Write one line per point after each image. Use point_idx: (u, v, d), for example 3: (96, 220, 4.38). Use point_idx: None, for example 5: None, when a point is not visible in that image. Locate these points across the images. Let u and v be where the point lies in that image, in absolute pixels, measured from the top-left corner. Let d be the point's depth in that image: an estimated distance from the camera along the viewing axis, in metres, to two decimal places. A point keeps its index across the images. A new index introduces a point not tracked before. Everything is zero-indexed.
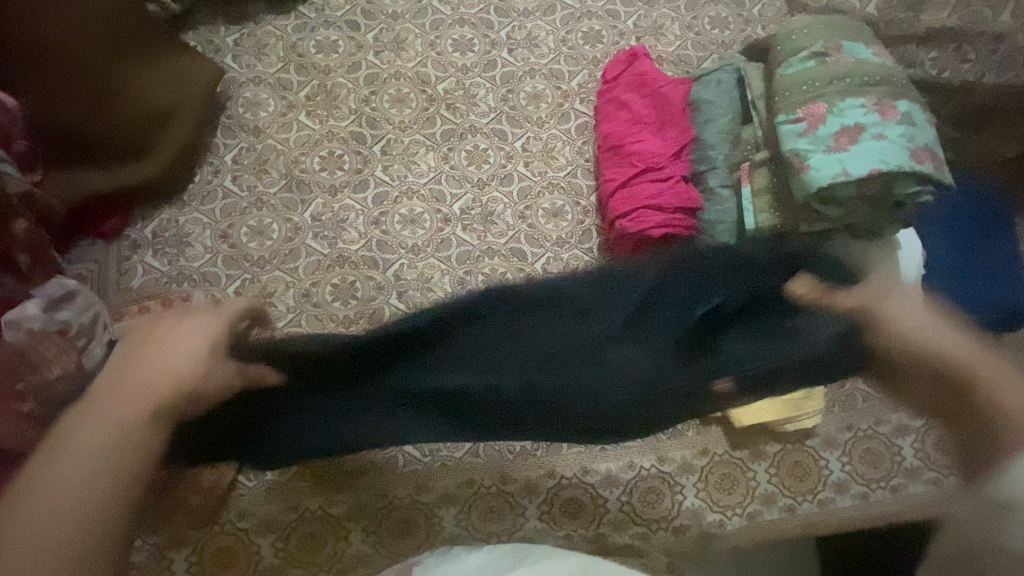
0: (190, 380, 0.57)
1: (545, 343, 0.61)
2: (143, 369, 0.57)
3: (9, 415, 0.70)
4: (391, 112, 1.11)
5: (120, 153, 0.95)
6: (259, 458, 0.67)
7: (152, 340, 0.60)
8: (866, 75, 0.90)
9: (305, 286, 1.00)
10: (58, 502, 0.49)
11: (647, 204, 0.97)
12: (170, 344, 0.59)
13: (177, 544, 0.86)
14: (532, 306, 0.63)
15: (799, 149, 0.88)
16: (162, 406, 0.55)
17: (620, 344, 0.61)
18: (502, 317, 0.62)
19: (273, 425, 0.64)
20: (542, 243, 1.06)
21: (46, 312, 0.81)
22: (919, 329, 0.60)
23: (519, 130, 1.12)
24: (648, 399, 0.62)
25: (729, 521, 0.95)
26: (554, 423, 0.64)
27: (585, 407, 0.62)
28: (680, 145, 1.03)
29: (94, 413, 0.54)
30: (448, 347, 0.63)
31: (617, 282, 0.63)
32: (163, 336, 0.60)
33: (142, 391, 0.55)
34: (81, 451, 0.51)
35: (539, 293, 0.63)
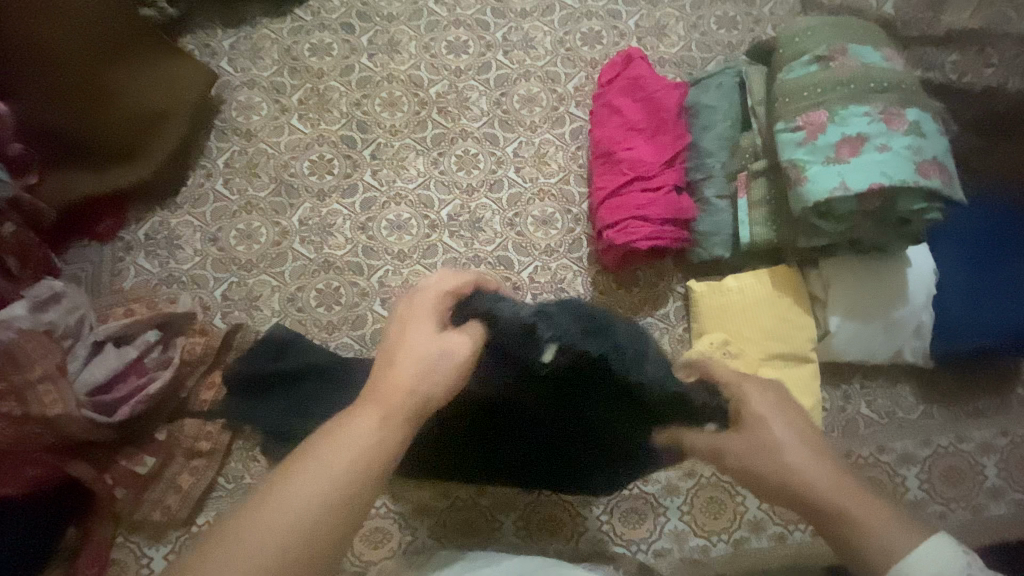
0: (429, 379, 0.57)
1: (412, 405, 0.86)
2: (393, 365, 0.57)
3: None
4: (383, 115, 1.10)
5: (111, 156, 0.98)
6: (265, 424, 0.88)
7: (392, 340, 0.59)
8: (872, 81, 0.84)
9: (292, 289, 1.00)
10: (292, 502, 0.48)
11: (634, 215, 0.93)
12: (429, 348, 0.58)
13: (155, 544, 0.86)
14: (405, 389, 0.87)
15: (797, 159, 0.83)
16: (404, 416, 0.55)
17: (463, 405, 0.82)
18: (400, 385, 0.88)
19: (290, 398, 0.89)
20: (530, 251, 1.03)
21: (33, 313, 0.84)
22: (764, 458, 0.61)
23: (511, 134, 1.10)
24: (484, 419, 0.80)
25: (713, 548, 0.92)
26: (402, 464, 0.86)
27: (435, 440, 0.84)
28: (674, 153, 0.97)
29: (338, 430, 0.53)
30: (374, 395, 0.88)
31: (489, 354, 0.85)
32: (401, 335, 0.59)
33: (405, 398, 0.55)
34: (300, 477, 0.49)
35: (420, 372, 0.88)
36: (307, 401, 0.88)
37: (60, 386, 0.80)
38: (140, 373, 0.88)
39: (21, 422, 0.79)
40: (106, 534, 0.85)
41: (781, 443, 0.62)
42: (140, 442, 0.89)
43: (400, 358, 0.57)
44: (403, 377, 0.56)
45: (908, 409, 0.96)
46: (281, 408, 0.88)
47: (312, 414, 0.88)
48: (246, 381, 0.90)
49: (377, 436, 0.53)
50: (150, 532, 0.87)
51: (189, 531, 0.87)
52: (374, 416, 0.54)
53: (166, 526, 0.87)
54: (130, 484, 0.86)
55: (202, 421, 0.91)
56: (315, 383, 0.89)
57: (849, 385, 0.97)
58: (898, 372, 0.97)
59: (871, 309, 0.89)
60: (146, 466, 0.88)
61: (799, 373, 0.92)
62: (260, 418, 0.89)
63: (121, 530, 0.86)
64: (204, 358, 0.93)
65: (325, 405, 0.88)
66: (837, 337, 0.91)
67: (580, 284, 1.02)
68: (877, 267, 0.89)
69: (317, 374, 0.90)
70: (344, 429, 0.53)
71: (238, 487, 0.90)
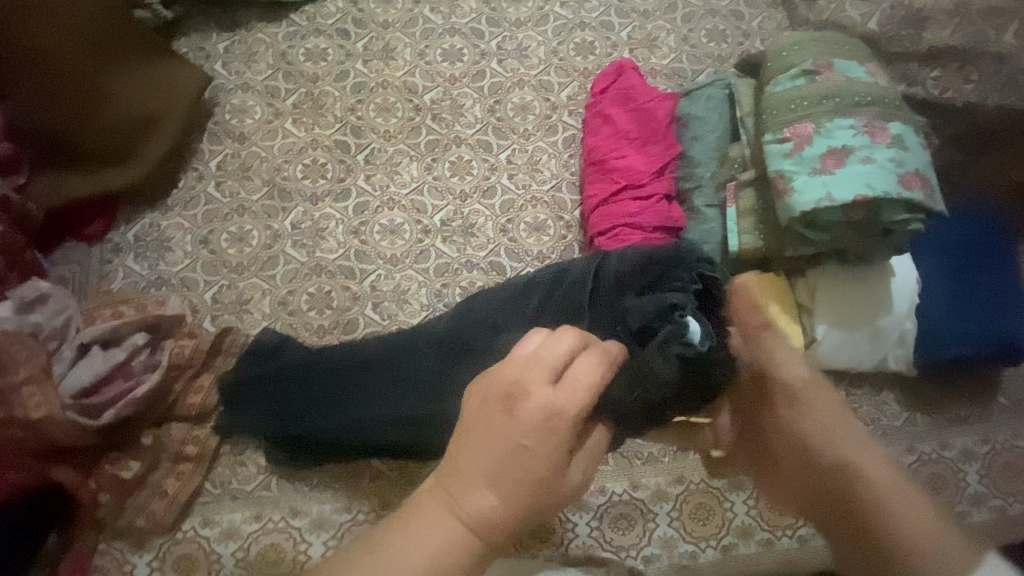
0: (545, 448, 0.59)
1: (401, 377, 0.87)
2: (500, 432, 0.60)
3: None
4: (377, 121, 1.11)
5: (102, 157, 0.97)
6: (262, 412, 0.87)
7: (500, 396, 0.61)
8: (857, 95, 0.87)
9: (283, 292, 1.00)
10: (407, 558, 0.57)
11: (626, 223, 0.94)
12: (539, 417, 0.60)
13: (139, 550, 0.85)
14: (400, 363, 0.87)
15: (784, 170, 0.85)
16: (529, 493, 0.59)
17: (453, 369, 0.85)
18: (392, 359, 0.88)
19: (286, 384, 0.88)
20: (522, 258, 1.04)
21: (18, 314, 0.84)
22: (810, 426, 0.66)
23: (505, 142, 1.11)
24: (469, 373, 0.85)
25: (702, 554, 0.92)
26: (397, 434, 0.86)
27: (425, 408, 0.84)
28: (665, 162, 0.99)
29: (457, 506, 0.59)
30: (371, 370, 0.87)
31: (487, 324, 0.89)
32: (514, 397, 0.60)
33: (524, 477, 0.59)
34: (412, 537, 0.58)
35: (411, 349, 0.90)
36: (303, 386, 0.87)
37: (44, 389, 0.80)
38: (127, 376, 0.86)
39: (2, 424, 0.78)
40: (88, 541, 0.83)
41: (840, 426, 0.65)
42: (126, 446, 0.88)
43: (500, 435, 0.59)
44: (508, 452, 0.59)
45: (892, 416, 0.97)
46: (277, 412, 0.87)
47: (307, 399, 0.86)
48: (234, 388, 0.89)
49: (489, 522, 0.58)
50: (133, 539, 0.85)
51: (173, 537, 0.86)
52: (495, 500, 0.59)
53: (150, 532, 0.85)
54: (115, 489, 0.85)
55: (189, 425, 0.90)
56: (305, 381, 0.88)
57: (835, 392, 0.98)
58: (882, 380, 0.99)
59: (856, 318, 0.91)
60: (132, 471, 0.87)
61: None
62: (257, 406, 0.88)
63: (104, 537, 0.85)
64: (192, 362, 0.91)
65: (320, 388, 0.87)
66: (824, 346, 0.92)
67: None
68: (862, 276, 0.91)
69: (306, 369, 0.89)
70: (460, 506, 0.59)
71: (225, 493, 0.89)
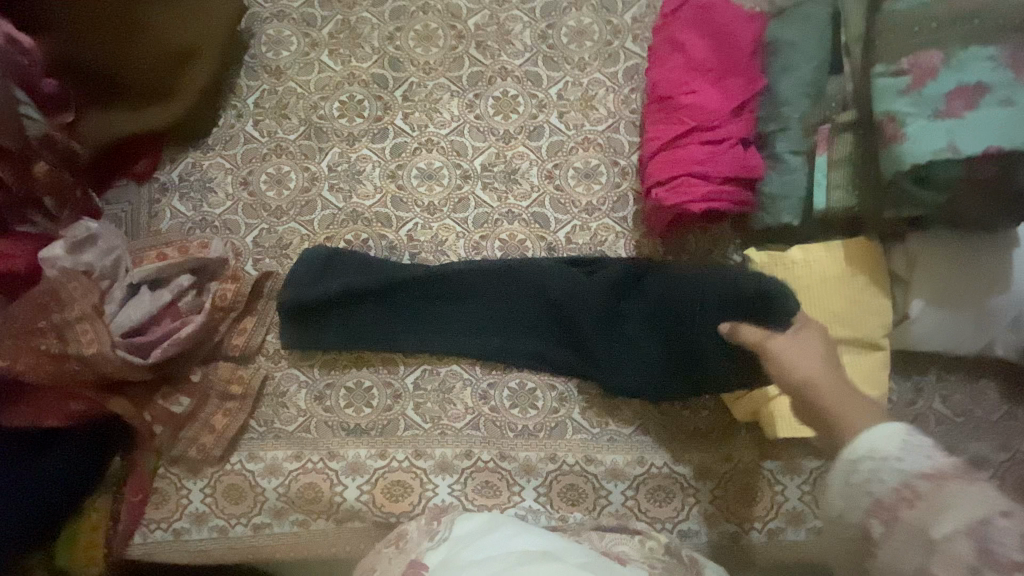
0: None
1: (554, 309, 0.92)
2: None
3: (32, 351, 0.82)
4: (417, 51, 1.02)
5: (143, 94, 0.96)
6: (522, 338, 0.92)
7: None
8: (1004, 16, 0.69)
9: (320, 238, 0.98)
10: None
11: (691, 172, 0.82)
12: None
13: (193, 478, 0.91)
14: (535, 312, 0.92)
15: (896, 110, 0.71)
16: None
17: (568, 319, 0.91)
18: (532, 311, 0.93)
19: (514, 315, 0.93)
20: (569, 209, 0.96)
21: (70, 254, 0.87)
22: (789, 358, 0.66)
23: (556, 74, 1.00)
24: (590, 347, 0.91)
25: (745, 535, 0.86)
26: (603, 369, 0.90)
27: (579, 361, 0.91)
28: (743, 100, 0.84)
29: None
30: (553, 318, 0.92)
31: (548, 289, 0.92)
32: None
33: None
34: None
35: (534, 298, 0.92)
36: (542, 321, 0.92)
37: (97, 326, 0.83)
38: (175, 316, 0.90)
39: (60, 359, 0.83)
40: (149, 465, 0.90)
41: (805, 351, 0.67)
42: (176, 382, 0.92)
43: None
44: None
45: (990, 408, 0.85)
46: (546, 327, 0.92)
47: (541, 326, 0.92)
48: (439, 299, 0.94)
49: None
50: (187, 466, 0.91)
51: (222, 468, 0.91)
52: None
53: (200, 461, 0.90)
54: (167, 422, 0.90)
55: (234, 365, 0.93)
56: (520, 297, 0.93)
57: (923, 376, 0.86)
58: (982, 367, 0.86)
59: (962, 295, 0.79)
60: (182, 406, 0.91)
61: (860, 361, 0.82)
62: (517, 337, 0.93)
63: (161, 463, 0.91)
64: (235, 304, 0.93)
65: (551, 323, 0.92)
66: (916, 325, 0.81)
67: (623, 246, 0.95)
68: (971, 242, 0.79)
69: (352, 276, 0.93)
70: None
71: (269, 431, 0.93)
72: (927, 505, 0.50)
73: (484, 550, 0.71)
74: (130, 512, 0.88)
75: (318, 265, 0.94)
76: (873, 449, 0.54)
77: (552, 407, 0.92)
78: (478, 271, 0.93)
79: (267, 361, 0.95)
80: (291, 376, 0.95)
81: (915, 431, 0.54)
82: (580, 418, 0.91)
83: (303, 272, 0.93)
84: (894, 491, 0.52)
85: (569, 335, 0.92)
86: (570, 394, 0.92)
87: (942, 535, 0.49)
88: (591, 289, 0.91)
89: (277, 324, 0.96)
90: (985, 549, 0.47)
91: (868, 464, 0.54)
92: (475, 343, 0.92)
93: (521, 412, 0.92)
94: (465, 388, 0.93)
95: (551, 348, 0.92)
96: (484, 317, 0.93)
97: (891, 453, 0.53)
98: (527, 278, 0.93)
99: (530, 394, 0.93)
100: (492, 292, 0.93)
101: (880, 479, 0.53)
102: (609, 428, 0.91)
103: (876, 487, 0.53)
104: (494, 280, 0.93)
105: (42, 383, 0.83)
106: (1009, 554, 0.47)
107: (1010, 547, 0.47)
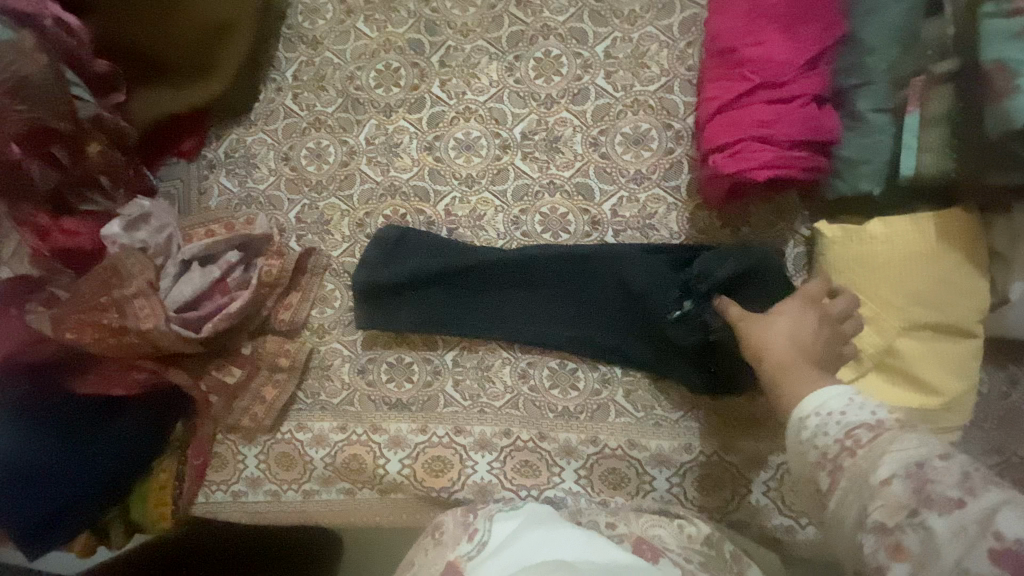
0: None
1: (609, 299, 0.87)
2: None
3: (94, 325, 0.87)
4: (453, 13, 0.96)
5: (187, 72, 0.97)
6: (580, 328, 0.88)
7: None
8: None
9: (359, 214, 0.97)
10: None
11: (755, 136, 0.73)
12: None
13: (246, 446, 0.94)
14: (593, 301, 0.88)
15: (1008, 58, 0.60)
16: None
17: (626, 308, 0.87)
18: (588, 300, 0.88)
19: (571, 304, 0.89)
20: (615, 178, 0.90)
21: (127, 231, 0.92)
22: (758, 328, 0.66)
23: (603, 29, 0.92)
24: (649, 337, 0.86)
25: (801, 530, 0.81)
26: (662, 360, 0.85)
27: (640, 351, 0.86)
28: (818, 52, 0.73)
29: None
30: (608, 308, 0.88)
31: (603, 277, 0.87)
32: None
33: None
34: None
35: (591, 286, 0.88)
36: (595, 311, 0.88)
37: (151, 301, 0.87)
38: (224, 291, 0.93)
39: (120, 333, 0.88)
40: (208, 431, 0.94)
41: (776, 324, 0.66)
42: (228, 353, 0.94)
43: None
44: None
45: None
46: (601, 318, 0.88)
47: (597, 317, 0.88)
48: (498, 285, 0.91)
49: None
50: (242, 433, 0.94)
51: (273, 437, 0.94)
52: None
53: (251, 431, 0.93)
54: (222, 391, 0.93)
55: (281, 339, 0.95)
56: (572, 284, 0.89)
57: (1020, 366, 0.78)
58: None
59: None
60: (234, 377, 0.93)
61: (949, 350, 0.72)
62: (577, 326, 0.88)
63: (220, 429, 0.95)
64: (280, 280, 0.94)
65: (607, 313, 0.88)
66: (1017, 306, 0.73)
67: (674, 220, 0.88)
68: None
69: (421, 258, 0.91)
70: None
71: (316, 403, 0.94)
72: (867, 452, 0.47)
73: (506, 557, 0.67)
74: (193, 475, 0.92)
75: (377, 254, 0.92)
76: (820, 407, 0.53)
77: (593, 389, 0.89)
78: (551, 254, 0.89)
79: (312, 335, 0.96)
80: (336, 351, 0.96)
81: (862, 390, 0.53)
82: (624, 401, 0.88)
83: (367, 257, 0.92)
84: (836, 443, 0.50)
85: (625, 325, 0.87)
86: (614, 375, 0.88)
87: (878, 480, 0.45)
88: (662, 274, 0.84)
89: (321, 299, 0.97)
90: (923, 490, 0.43)
91: (814, 421, 0.53)
92: (535, 331, 0.89)
93: (562, 393, 0.89)
94: (504, 366, 0.91)
95: (612, 340, 0.87)
96: (545, 305, 0.90)
97: (835, 408, 0.52)
98: (580, 263, 0.88)
99: (571, 374, 0.89)
100: (549, 278, 0.89)
101: (825, 433, 0.51)
102: (655, 412, 0.86)
103: (819, 440, 0.51)
104: (547, 266, 0.89)
105: (106, 355, 0.89)
106: (947, 493, 0.42)
107: (947, 486, 0.42)
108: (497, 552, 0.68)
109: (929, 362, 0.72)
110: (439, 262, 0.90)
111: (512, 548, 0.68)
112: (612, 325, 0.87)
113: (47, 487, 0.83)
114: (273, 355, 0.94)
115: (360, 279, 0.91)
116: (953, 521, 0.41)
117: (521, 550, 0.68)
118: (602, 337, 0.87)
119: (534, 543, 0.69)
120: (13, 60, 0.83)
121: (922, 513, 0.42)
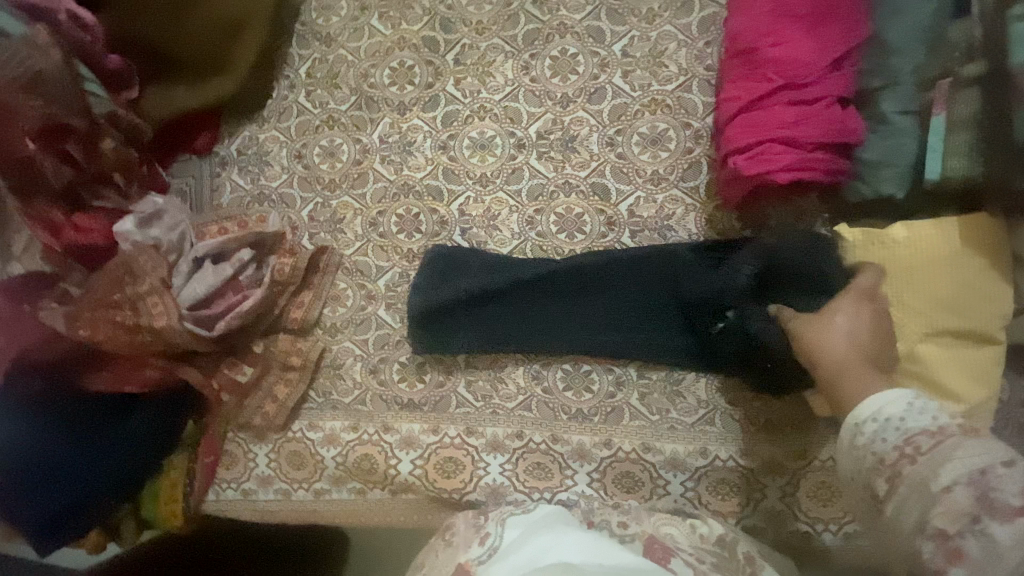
0: None
1: (666, 304, 0.86)
2: None
3: (109, 322, 0.87)
4: (468, 10, 0.96)
5: (201, 68, 0.96)
6: (634, 335, 0.86)
7: None
8: None
9: (372, 212, 0.96)
10: None
11: (776, 137, 0.72)
12: None
13: (257, 444, 0.94)
14: (644, 306, 0.87)
15: None
16: None
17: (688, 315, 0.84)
18: (645, 307, 0.87)
19: (631, 312, 0.87)
20: (631, 178, 0.89)
21: (141, 228, 0.91)
22: (817, 332, 0.65)
23: (621, 28, 0.91)
24: (694, 341, 0.85)
25: (818, 537, 0.80)
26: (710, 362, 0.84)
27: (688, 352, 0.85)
28: (842, 53, 0.72)
29: None
30: (667, 313, 0.86)
31: (655, 283, 0.86)
32: None
33: None
34: None
35: (644, 291, 0.87)
36: (644, 314, 0.87)
37: (164, 299, 0.87)
38: (237, 289, 0.92)
39: (133, 330, 0.87)
40: (218, 429, 0.93)
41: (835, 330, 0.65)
42: (239, 352, 0.94)
43: None
44: None
45: None
46: (653, 322, 0.86)
47: (652, 323, 0.86)
48: (556, 294, 0.89)
49: None
50: (253, 432, 0.94)
51: (284, 436, 0.93)
52: None
53: (262, 430, 0.93)
54: (234, 391, 0.92)
55: (293, 337, 0.95)
56: (622, 290, 0.87)
57: None
58: None
59: None
60: (246, 375, 0.93)
61: (970, 355, 0.71)
62: (627, 333, 0.87)
63: (230, 428, 0.94)
64: (293, 278, 0.93)
65: (661, 319, 0.86)
66: None
67: (692, 221, 0.87)
68: None
69: (473, 276, 0.89)
70: None
71: (327, 402, 0.94)
72: (929, 459, 0.50)
73: (511, 561, 0.66)
74: (204, 473, 0.92)
75: (424, 274, 0.91)
76: (876, 413, 0.55)
77: (608, 391, 0.88)
78: (598, 260, 0.87)
79: (325, 334, 0.96)
80: (348, 350, 0.95)
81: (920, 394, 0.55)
82: (639, 404, 0.87)
83: (415, 279, 0.91)
84: (896, 450, 0.52)
85: (679, 330, 0.85)
86: (629, 377, 0.88)
87: (940, 487, 0.48)
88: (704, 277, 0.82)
89: (334, 297, 0.96)
90: (984, 497, 0.46)
91: (871, 427, 0.55)
92: (598, 339, 0.87)
93: (575, 395, 0.89)
94: (518, 367, 0.90)
95: (663, 344, 0.86)
96: (607, 316, 0.88)
97: (894, 414, 0.54)
98: (632, 270, 0.87)
99: (586, 376, 0.89)
100: (607, 287, 0.88)
101: (884, 440, 0.53)
102: (670, 416, 0.86)
103: (879, 446, 0.53)
104: (602, 275, 0.87)
105: (119, 352, 0.88)
106: (1010, 500, 0.45)
107: (1010, 494, 0.45)
108: (504, 556, 0.67)
109: (949, 367, 0.71)
110: (492, 279, 0.88)
111: (516, 551, 0.68)
112: (679, 332, 0.85)
113: (61, 483, 0.83)
114: (285, 353, 0.94)
115: (411, 299, 0.90)
116: (1014, 528, 0.44)
117: (529, 551, 0.67)
118: (660, 342, 0.86)
119: (539, 545, 0.68)
120: (27, 55, 0.84)
121: (984, 519, 0.45)
